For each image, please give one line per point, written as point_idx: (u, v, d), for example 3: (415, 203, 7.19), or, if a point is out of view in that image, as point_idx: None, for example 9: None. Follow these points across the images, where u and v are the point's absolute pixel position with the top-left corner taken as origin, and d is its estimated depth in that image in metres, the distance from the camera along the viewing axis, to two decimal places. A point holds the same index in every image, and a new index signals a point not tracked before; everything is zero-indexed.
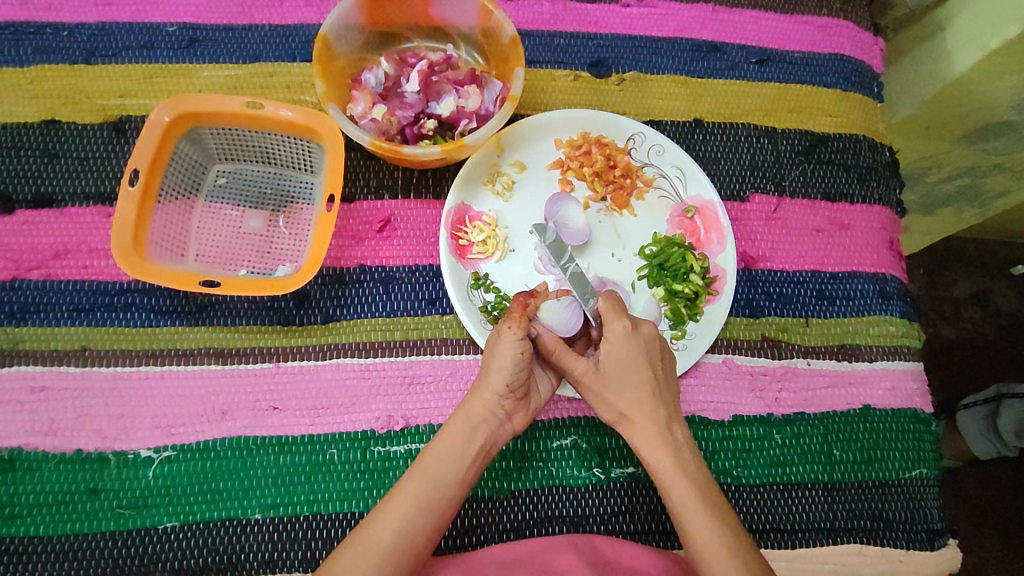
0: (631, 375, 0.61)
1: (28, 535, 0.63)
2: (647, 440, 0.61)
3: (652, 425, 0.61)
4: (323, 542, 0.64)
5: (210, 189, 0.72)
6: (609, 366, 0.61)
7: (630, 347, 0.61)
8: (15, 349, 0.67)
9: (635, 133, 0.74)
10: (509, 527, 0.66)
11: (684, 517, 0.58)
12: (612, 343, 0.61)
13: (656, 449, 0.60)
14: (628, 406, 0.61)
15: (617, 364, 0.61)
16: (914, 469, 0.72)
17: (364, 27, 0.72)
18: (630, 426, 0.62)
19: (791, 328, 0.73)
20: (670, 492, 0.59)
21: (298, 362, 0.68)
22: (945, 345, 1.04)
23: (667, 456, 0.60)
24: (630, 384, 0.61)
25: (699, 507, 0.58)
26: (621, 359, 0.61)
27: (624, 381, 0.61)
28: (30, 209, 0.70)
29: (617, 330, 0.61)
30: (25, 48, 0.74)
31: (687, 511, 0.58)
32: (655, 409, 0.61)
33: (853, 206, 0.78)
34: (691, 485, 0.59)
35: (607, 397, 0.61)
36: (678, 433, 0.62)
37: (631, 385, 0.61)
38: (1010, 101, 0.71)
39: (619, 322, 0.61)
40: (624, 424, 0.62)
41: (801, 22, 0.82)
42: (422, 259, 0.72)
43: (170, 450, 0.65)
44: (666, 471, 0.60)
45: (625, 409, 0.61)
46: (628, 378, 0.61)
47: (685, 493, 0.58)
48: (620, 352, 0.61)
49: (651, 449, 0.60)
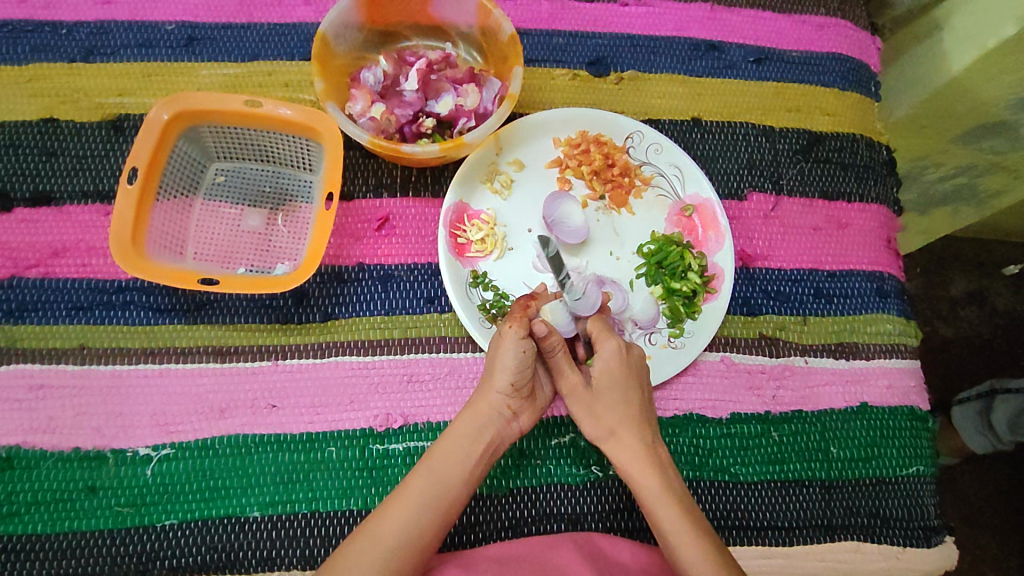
0: (621, 395, 0.62)
1: (25, 534, 0.63)
2: (633, 459, 0.61)
3: (638, 443, 0.61)
4: (322, 540, 0.64)
5: (208, 188, 0.72)
6: (599, 383, 0.63)
7: (622, 368, 0.63)
8: (13, 347, 0.67)
9: (633, 132, 0.75)
10: (507, 524, 0.66)
11: (670, 533, 0.57)
12: (604, 361, 0.63)
13: (642, 464, 0.60)
14: (615, 426, 0.62)
15: (609, 380, 0.62)
16: (912, 466, 0.72)
17: (363, 26, 0.72)
18: (617, 445, 0.62)
19: (789, 326, 0.74)
20: (656, 510, 0.59)
21: (297, 360, 0.68)
22: (942, 344, 1.05)
23: (653, 474, 0.60)
24: (621, 403, 0.62)
25: (684, 523, 0.57)
26: (613, 377, 0.62)
27: (615, 399, 0.62)
28: (28, 208, 0.70)
29: (610, 347, 0.63)
30: (23, 47, 0.74)
31: (673, 528, 0.57)
32: (642, 430, 0.62)
33: (850, 205, 0.78)
34: (676, 504, 0.59)
35: (596, 414, 0.62)
36: (661, 452, 0.62)
37: (621, 405, 0.62)
38: (1006, 100, 0.71)
39: (612, 340, 0.63)
40: (611, 443, 0.62)
41: (799, 21, 0.82)
42: (421, 258, 0.72)
43: (169, 449, 0.65)
44: (652, 488, 0.59)
45: (613, 425, 0.62)
46: (617, 396, 0.62)
47: (671, 508, 0.58)
48: (613, 372, 0.63)
49: (638, 467, 0.60)
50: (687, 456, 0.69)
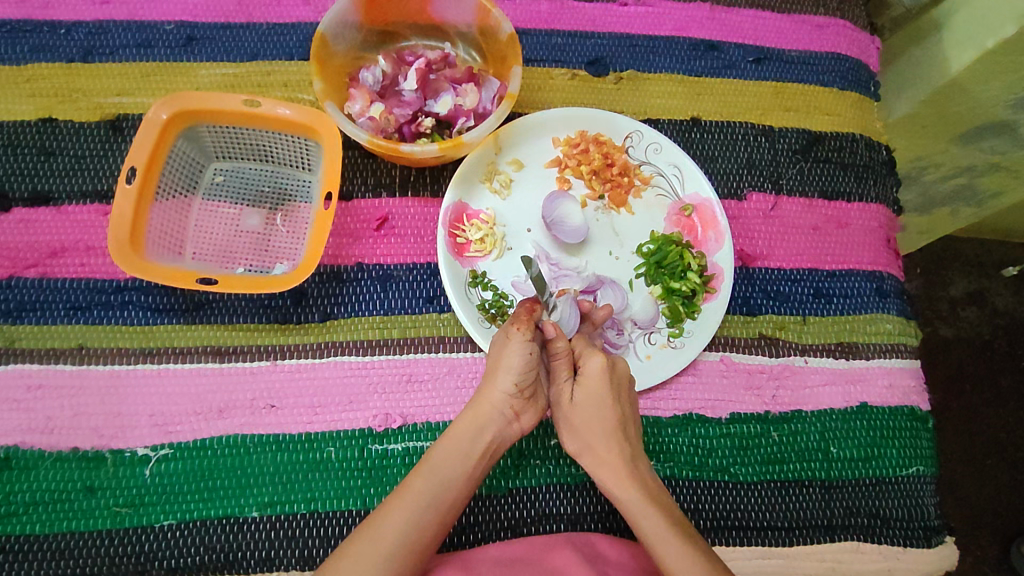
0: (600, 411, 0.62)
1: (23, 534, 0.63)
2: (613, 475, 0.61)
3: (617, 459, 0.61)
4: (319, 541, 0.64)
5: (206, 188, 0.72)
6: (580, 397, 0.63)
7: (603, 384, 0.62)
8: (12, 347, 0.66)
9: (632, 132, 0.74)
10: (508, 524, 0.66)
11: (656, 542, 0.57)
12: (588, 377, 0.62)
13: (620, 479, 0.61)
14: (595, 442, 0.62)
15: (589, 396, 0.62)
16: (911, 466, 0.72)
17: (362, 26, 0.72)
18: (596, 461, 0.62)
19: (789, 325, 0.74)
20: (639, 520, 0.58)
21: (295, 360, 0.68)
22: (942, 345, 1.04)
23: (633, 486, 0.60)
24: (598, 418, 0.62)
25: (668, 531, 0.57)
26: (592, 394, 0.62)
27: (594, 413, 0.62)
28: (27, 208, 0.70)
29: (592, 364, 0.62)
30: (21, 47, 0.74)
31: (657, 538, 0.57)
32: (621, 444, 0.62)
33: (849, 204, 0.78)
34: (658, 512, 0.58)
35: (576, 429, 0.63)
36: (642, 465, 0.62)
37: (599, 420, 0.62)
38: (1005, 100, 0.70)
39: (596, 356, 0.62)
40: (591, 460, 0.62)
41: (798, 21, 0.82)
42: (420, 258, 0.72)
43: (167, 449, 0.65)
44: (635, 501, 0.59)
45: (591, 442, 0.62)
46: (597, 411, 0.62)
47: (653, 518, 0.58)
48: (593, 387, 0.62)
49: (616, 481, 0.61)
50: (686, 456, 0.69)
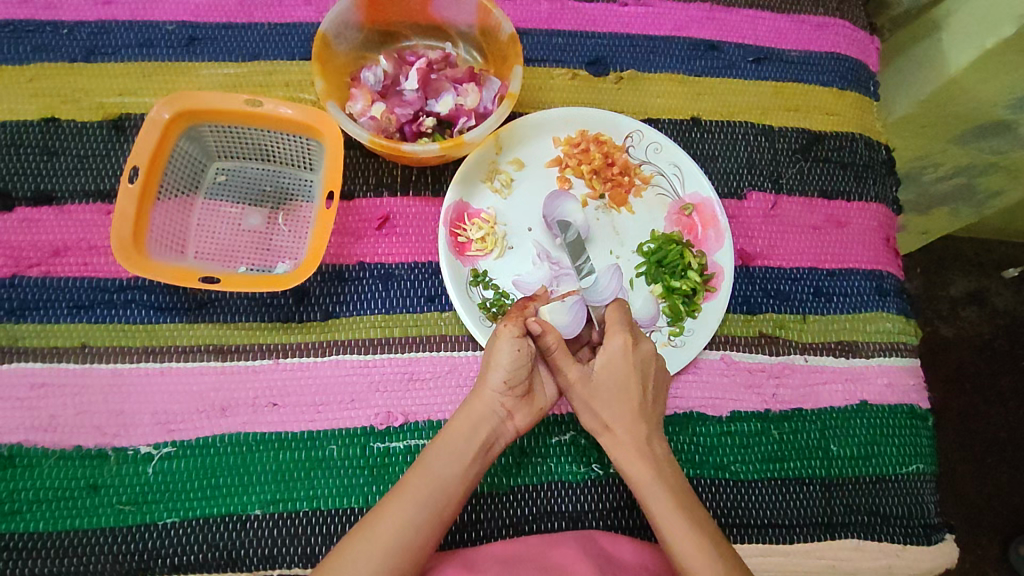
0: (619, 391, 0.62)
1: (27, 531, 0.63)
2: (630, 457, 0.61)
3: (633, 440, 0.61)
4: (322, 538, 0.64)
5: (209, 187, 0.72)
6: (599, 377, 0.62)
7: (625, 365, 0.61)
8: (16, 345, 0.67)
9: (633, 131, 0.75)
10: (509, 522, 0.66)
11: (665, 528, 0.57)
12: (610, 356, 0.62)
13: (635, 459, 0.61)
14: (613, 420, 0.62)
15: (609, 377, 0.62)
16: (911, 464, 0.72)
17: (363, 26, 0.73)
18: (613, 441, 0.62)
19: (789, 324, 0.74)
20: (651, 505, 0.59)
21: (297, 358, 0.68)
22: (942, 344, 1.05)
23: (647, 468, 0.60)
24: (617, 400, 0.62)
25: (677, 517, 0.57)
26: (612, 374, 0.62)
27: (610, 395, 0.62)
28: (30, 207, 0.70)
29: (615, 344, 0.62)
30: (24, 46, 0.74)
31: (666, 523, 0.57)
32: (638, 425, 0.62)
33: (849, 203, 0.78)
34: (670, 497, 0.59)
35: (594, 409, 0.62)
36: (658, 446, 0.62)
37: (619, 399, 0.62)
38: (1005, 100, 0.71)
39: (619, 337, 0.61)
40: (608, 439, 0.62)
41: (798, 21, 0.83)
42: (422, 257, 0.72)
43: (171, 447, 0.65)
44: (647, 483, 0.60)
45: (608, 420, 0.62)
46: (616, 392, 0.62)
47: (662, 503, 0.58)
48: (614, 368, 0.62)
49: (630, 461, 0.61)
50: (687, 454, 0.69)
